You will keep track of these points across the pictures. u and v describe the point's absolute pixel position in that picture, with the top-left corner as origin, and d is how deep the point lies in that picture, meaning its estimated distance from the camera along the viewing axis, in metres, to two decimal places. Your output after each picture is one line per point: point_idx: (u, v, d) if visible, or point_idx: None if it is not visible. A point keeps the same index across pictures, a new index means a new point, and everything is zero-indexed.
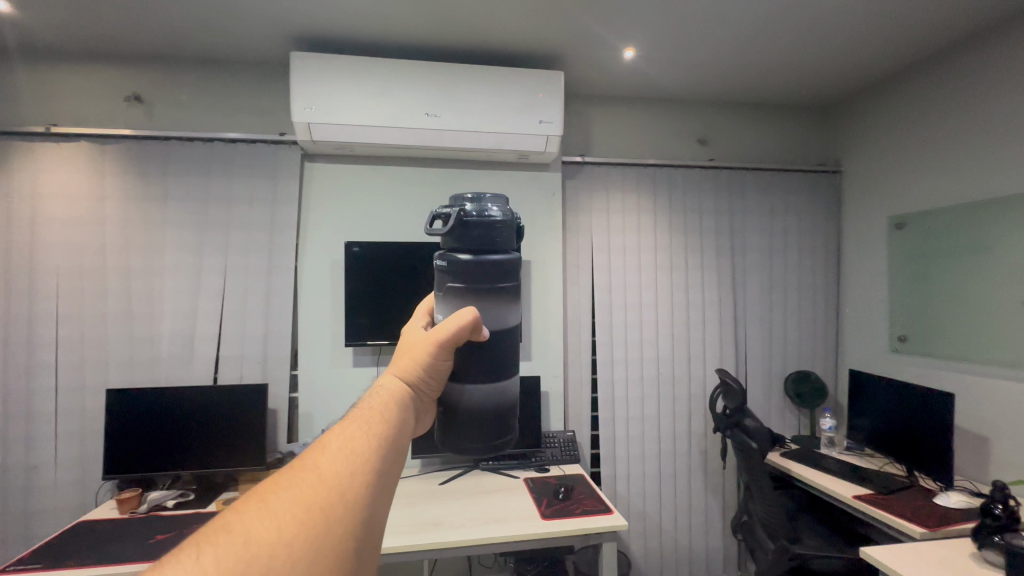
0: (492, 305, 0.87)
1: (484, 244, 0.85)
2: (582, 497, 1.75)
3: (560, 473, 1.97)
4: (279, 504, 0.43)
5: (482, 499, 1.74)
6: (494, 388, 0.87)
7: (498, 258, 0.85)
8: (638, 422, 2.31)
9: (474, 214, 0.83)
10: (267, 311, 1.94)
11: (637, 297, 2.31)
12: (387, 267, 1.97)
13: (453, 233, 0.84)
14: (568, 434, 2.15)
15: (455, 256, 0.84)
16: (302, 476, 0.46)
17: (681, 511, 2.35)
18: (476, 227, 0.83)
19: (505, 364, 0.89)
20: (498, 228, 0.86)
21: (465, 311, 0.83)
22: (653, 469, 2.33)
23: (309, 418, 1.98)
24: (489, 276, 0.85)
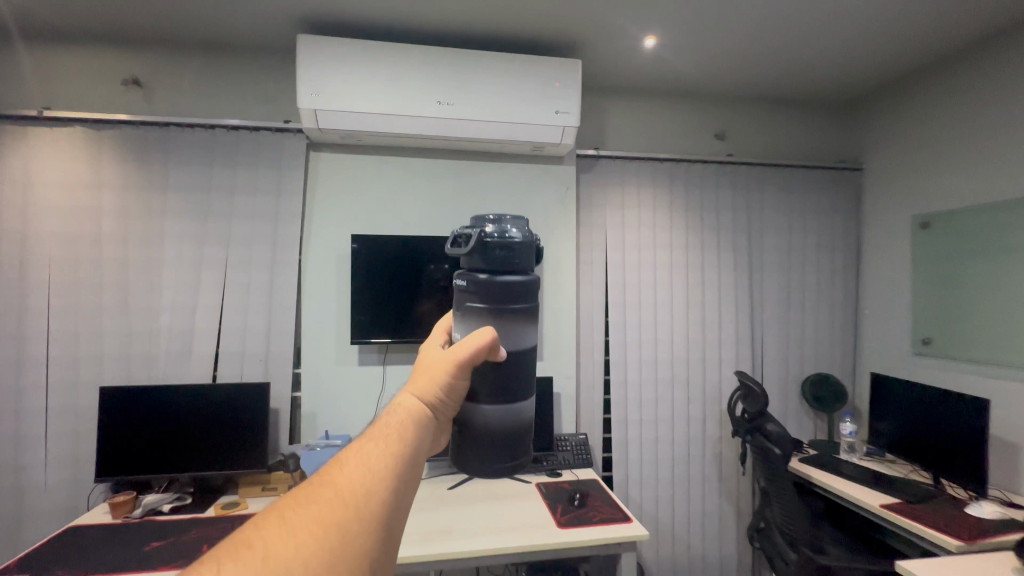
0: (514, 331, 0.67)
1: (510, 267, 0.67)
2: (598, 504, 1.67)
3: (573, 478, 1.90)
4: (273, 552, 0.35)
5: (493, 505, 1.67)
6: (511, 410, 0.67)
7: (527, 288, 0.67)
8: (651, 425, 2.24)
9: (501, 232, 0.67)
10: (270, 306, 1.86)
11: (653, 295, 2.24)
12: (392, 261, 1.89)
13: (474, 253, 0.67)
14: (580, 437, 2.08)
15: (473, 279, 0.66)
16: (303, 514, 0.38)
17: (695, 517, 2.27)
18: (502, 247, 0.66)
19: (522, 380, 0.69)
20: (527, 253, 0.68)
21: (483, 329, 0.66)
22: (667, 473, 2.25)
23: (312, 419, 1.90)
24: (511, 306, 0.66)
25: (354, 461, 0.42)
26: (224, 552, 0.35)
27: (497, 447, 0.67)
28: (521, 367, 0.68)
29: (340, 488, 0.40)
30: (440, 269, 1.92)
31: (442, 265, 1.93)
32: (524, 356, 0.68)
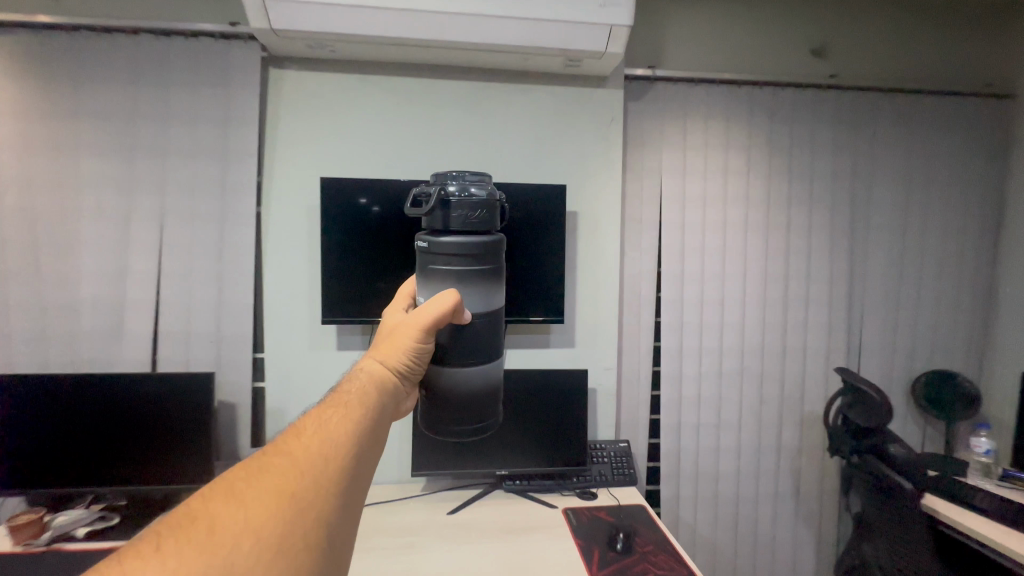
0: (481, 288, 0.70)
1: (471, 227, 0.69)
2: (650, 552, 1.21)
3: (611, 504, 1.44)
4: (234, 517, 0.42)
5: (504, 545, 1.24)
6: (479, 372, 0.70)
7: (488, 247, 0.69)
8: (711, 431, 1.75)
9: (463, 192, 0.68)
10: (220, 273, 1.44)
11: (719, 264, 1.71)
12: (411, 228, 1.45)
13: (437, 217, 0.68)
14: (621, 447, 1.61)
15: (439, 242, 0.68)
16: (262, 486, 0.44)
17: (762, 546, 1.79)
18: (465, 207, 0.68)
19: (489, 344, 0.71)
20: (490, 212, 0.70)
21: (448, 292, 0.67)
22: (728, 490, 1.77)
23: (279, 416, 1.50)
24: (477, 262, 0.69)
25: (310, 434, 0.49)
26: (191, 518, 0.42)
27: (470, 409, 0.69)
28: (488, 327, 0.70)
29: (294, 460, 0.46)
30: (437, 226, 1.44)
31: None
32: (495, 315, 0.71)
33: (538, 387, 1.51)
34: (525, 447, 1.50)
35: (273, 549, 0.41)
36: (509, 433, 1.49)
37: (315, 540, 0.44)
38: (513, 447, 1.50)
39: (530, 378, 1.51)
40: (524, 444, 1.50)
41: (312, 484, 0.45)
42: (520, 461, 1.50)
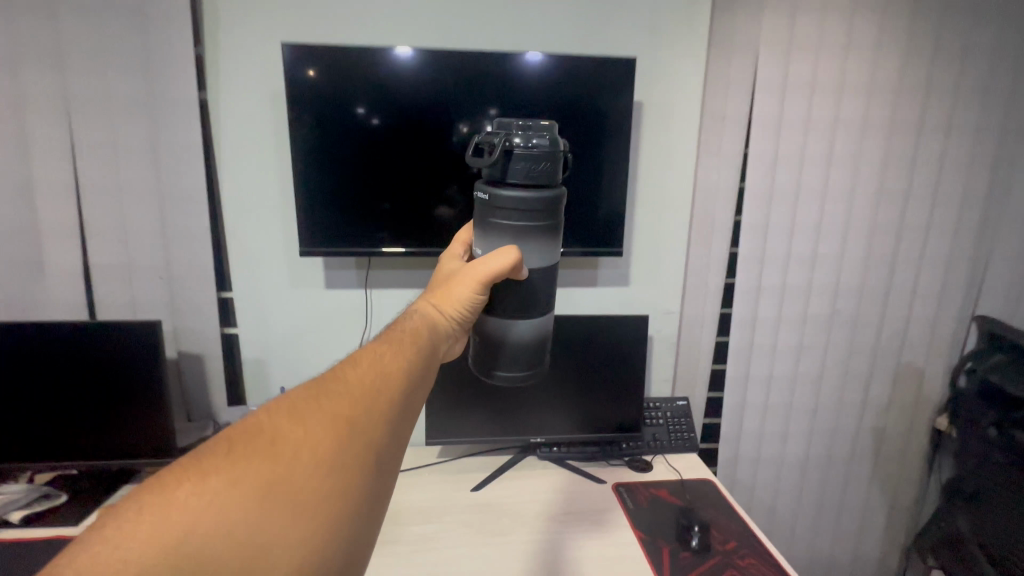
0: (541, 249, 0.53)
1: (534, 183, 0.51)
2: (734, 551, 0.94)
3: (672, 479, 1.17)
4: (280, 443, 0.38)
5: (546, 540, 0.98)
6: (516, 328, 0.55)
7: (551, 207, 0.51)
8: (786, 385, 1.44)
9: (533, 137, 0.51)
10: (161, 186, 1.07)
11: (820, 177, 1.30)
12: (430, 143, 1.07)
13: (496, 163, 0.51)
14: (680, 407, 1.32)
15: (496, 194, 0.51)
16: (312, 414, 0.40)
17: (829, 510, 1.56)
18: (534, 154, 0.51)
19: (534, 299, 0.54)
20: (555, 165, 0.52)
21: (507, 248, 0.51)
22: (798, 451, 1.50)
23: (261, 367, 1.22)
24: (541, 226, 0.52)
25: (367, 366, 0.44)
26: (243, 432, 0.39)
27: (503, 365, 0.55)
28: (544, 280, 0.54)
29: (346, 392, 0.42)
30: (464, 133, 1.07)
31: (462, 127, 1.06)
32: (554, 267, 0.54)
33: (584, 338, 1.19)
34: (566, 410, 1.22)
35: (311, 488, 0.37)
36: (548, 393, 1.20)
37: (354, 488, 0.38)
38: (552, 409, 1.21)
39: (574, 327, 1.19)
40: (566, 406, 1.22)
41: (361, 424, 0.40)
42: (560, 427, 1.22)
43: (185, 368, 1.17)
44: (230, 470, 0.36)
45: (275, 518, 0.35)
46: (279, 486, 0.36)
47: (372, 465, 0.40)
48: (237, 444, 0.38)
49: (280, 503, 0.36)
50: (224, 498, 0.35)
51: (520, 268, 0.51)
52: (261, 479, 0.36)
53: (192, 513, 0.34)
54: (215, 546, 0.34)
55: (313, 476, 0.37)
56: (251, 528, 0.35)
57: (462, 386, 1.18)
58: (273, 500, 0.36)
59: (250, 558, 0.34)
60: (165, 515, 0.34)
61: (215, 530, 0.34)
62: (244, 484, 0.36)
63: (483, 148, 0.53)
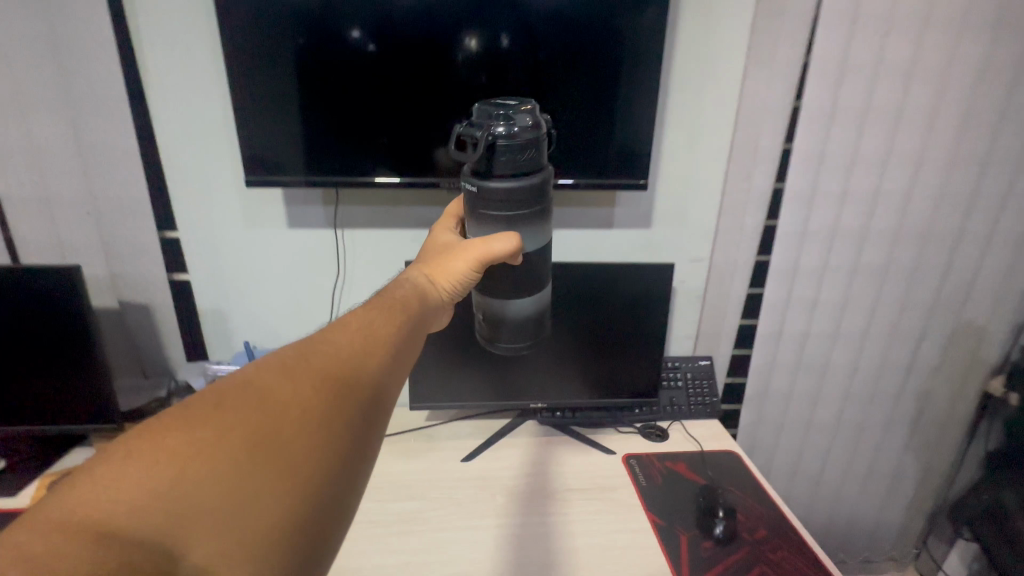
0: (534, 232, 0.51)
1: (522, 172, 0.48)
2: (765, 542, 0.81)
3: (691, 451, 1.03)
4: (275, 396, 0.39)
5: (543, 521, 0.85)
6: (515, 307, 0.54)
7: (541, 193, 0.49)
8: (823, 343, 1.26)
9: (515, 124, 0.47)
10: (73, 97, 0.86)
11: (897, 93, 1.03)
12: (434, 73, 0.85)
13: (479, 155, 0.47)
14: (701, 367, 1.16)
15: (484, 188, 0.48)
16: (308, 376, 0.41)
17: (854, 476, 1.43)
18: (519, 143, 0.47)
19: (531, 277, 0.53)
20: (541, 150, 0.48)
21: (506, 235, 0.49)
22: (829, 415, 1.35)
23: (221, 317, 1.07)
24: (530, 215, 0.50)
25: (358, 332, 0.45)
26: (230, 388, 0.39)
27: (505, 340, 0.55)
28: (542, 266, 0.53)
29: (338, 351, 0.43)
30: (473, 49, 0.84)
31: (469, 39, 0.83)
32: (547, 252, 0.54)
33: (595, 290, 1.01)
34: (571, 371, 1.06)
35: (307, 447, 0.38)
36: (550, 354, 1.04)
37: (347, 449, 0.40)
38: (555, 371, 1.06)
39: (583, 276, 1.00)
40: (571, 368, 1.06)
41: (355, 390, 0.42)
42: (564, 391, 1.07)
43: (132, 318, 1.02)
44: (226, 422, 0.37)
45: (272, 470, 0.36)
46: (276, 440, 0.37)
47: (364, 429, 0.41)
48: (226, 400, 0.38)
49: (278, 456, 0.37)
50: (220, 449, 0.36)
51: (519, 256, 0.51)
52: (259, 432, 0.37)
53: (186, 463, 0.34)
54: (213, 494, 0.34)
55: (309, 433, 0.38)
56: (247, 479, 0.35)
57: (451, 344, 1.02)
58: (270, 451, 0.37)
59: (245, 508, 0.35)
60: (154, 463, 0.34)
61: (213, 479, 0.34)
62: (242, 436, 0.36)
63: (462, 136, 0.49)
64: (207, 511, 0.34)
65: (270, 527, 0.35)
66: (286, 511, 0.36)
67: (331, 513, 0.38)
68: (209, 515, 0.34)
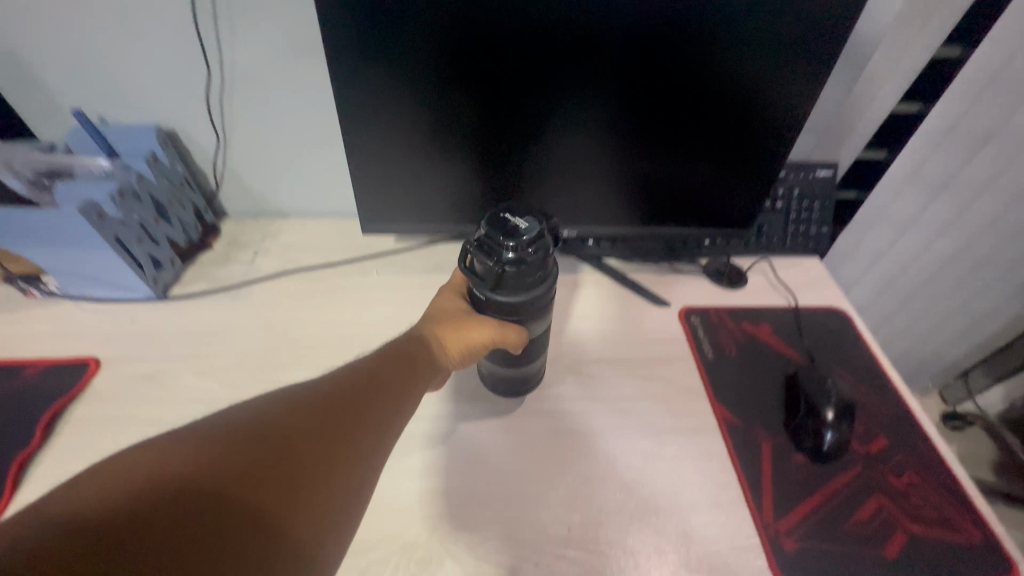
0: (536, 323, 0.51)
1: (528, 288, 0.47)
2: (884, 460, 0.55)
3: (780, 307, 0.71)
4: (296, 431, 0.34)
5: (560, 410, 0.59)
6: (514, 367, 0.56)
7: (544, 301, 0.49)
8: (1012, 150, 0.80)
9: (525, 245, 0.45)
10: None
11: None
12: None
13: (489, 272, 0.46)
14: (818, 181, 0.74)
15: (490, 298, 0.47)
16: (315, 401, 0.36)
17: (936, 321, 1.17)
18: (528, 268, 0.46)
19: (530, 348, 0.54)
20: (547, 265, 0.47)
21: (511, 329, 0.50)
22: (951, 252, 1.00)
23: (31, 59, 0.63)
24: (532, 317, 0.50)
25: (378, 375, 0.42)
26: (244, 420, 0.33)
27: (498, 391, 0.60)
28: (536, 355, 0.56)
29: (357, 394, 0.39)
30: None
31: None
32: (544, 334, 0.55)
33: (691, 47, 0.54)
34: (619, 189, 0.67)
35: (298, 476, 0.32)
36: (590, 161, 0.64)
37: (338, 489, 0.33)
38: (594, 188, 0.67)
39: (675, 14, 0.52)
40: (623, 179, 0.66)
41: (354, 429, 0.37)
42: (603, 216, 0.71)
43: None
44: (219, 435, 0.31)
45: (257, 495, 0.29)
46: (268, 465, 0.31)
47: (359, 469, 0.35)
48: (244, 427, 0.32)
49: (265, 482, 0.30)
50: (229, 474, 0.29)
51: (523, 344, 0.52)
52: (253, 452, 0.31)
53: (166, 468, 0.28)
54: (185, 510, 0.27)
55: (304, 460, 0.33)
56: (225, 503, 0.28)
57: (427, 131, 0.60)
58: (286, 482, 0.31)
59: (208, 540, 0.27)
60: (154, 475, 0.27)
61: (189, 490, 0.27)
62: (235, 450, 0.30)
63: (481, 250, 0.46)
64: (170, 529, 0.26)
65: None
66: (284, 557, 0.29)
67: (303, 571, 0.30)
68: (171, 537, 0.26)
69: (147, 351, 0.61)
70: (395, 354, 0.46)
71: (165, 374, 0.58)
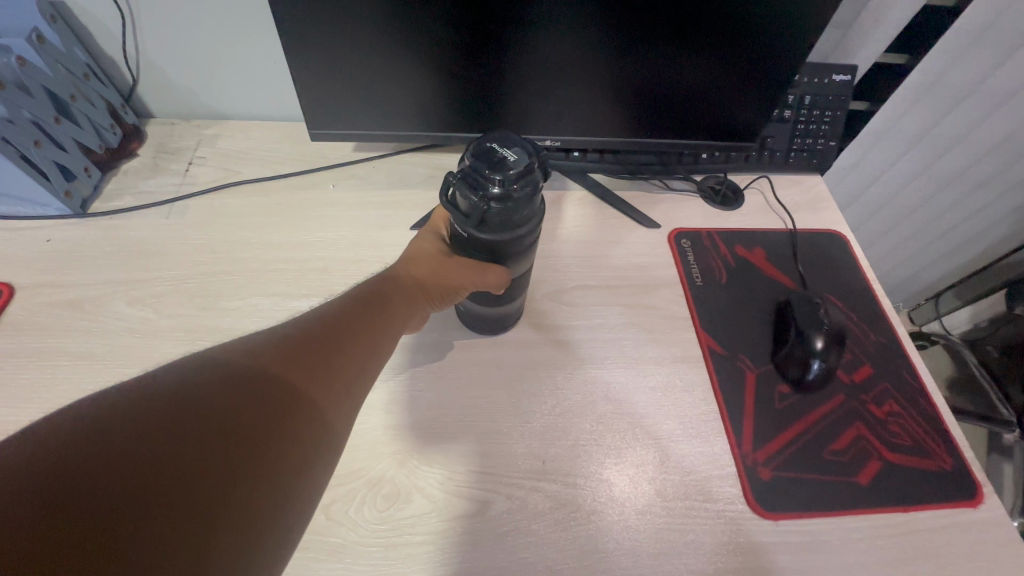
0: (519, 265, 0.44)
1: (514, 232, 0.39)
2: (873, 389, 0.54)
3: (777, 230, 0.66)
4: (254, 385, 0.28)
5: (536, 340, 0.55)
6: (492, 307, 0.50)
7: (531, 242, 0.42)
8: None
9: (513, 180, 0.36)
10: None
11: None
12: None
13: (469, 214, 0.38)
14: (834, 87, 0.66)
15: (470, 238, 0.40)
16: (260, 344, 0.31)
17: (927, 253, 1.13)
18: (516, 209, 0.37)
19: (509, 290, 0.48)
20: (537, 203, 0.39)
21: (493, 272, 0.43)
22: (957, 181, 0.94)
23: None
24: (516, 257, 0.42)
25: (346, 321, 0.36)
26: (190, 375, 0.26)
27: (475, 329, 0.55)
28: (517, 295, 0.50)
29: (321, 343, 0.33)
30: None
31: None
32: (525, 274, 0.48)
33: None
34: (614, 91, 0.58)
35: (246, 428, 0.26)
36: (585, 56, 0.54)
37: (296, 442, 0.28)
38: (586, 88, 0.57)
39: None
40: (624, 81, 0.57)
41: (313, 373, 0.31)
42: (594, 123, 0.61)
43: None
44: (148, 384, 0.25)
45: (195, 453, 0.24)
46: (202, 412, 0.25)
47: (321, 428, 0.30)
48: (190, 384, 0.26)
49: (203, 433, 0.24)
50: (174, 439, 0.23)
51: (505, 285, 0.45)
52: (188, 402, 0.25)
53: (65, 424, 0.22)
54: (93, 469, 0.21)
55: (252, 414, 0.27)
56: (175, 470, 0.23)
57: (384, 12, 0.49)
58: (245, 440, 0.25)
59: (126, 509, 0.21)
60: (84, 449, 0.22)
61: (112, 468, 0.22)
62: (168, 400, 0.25)
63: (461, 186, 0.37)
64: (81, 497, 0.21)
65: (157, 546, 0.21)
66: (248, 527, 0.24)
67: (260, 544, 0.24)
68: (85, 516, 0.20)
69: (70, 276, 0.53)
70: (360, 293, 0.40)
71: (92, 302, 0.52)
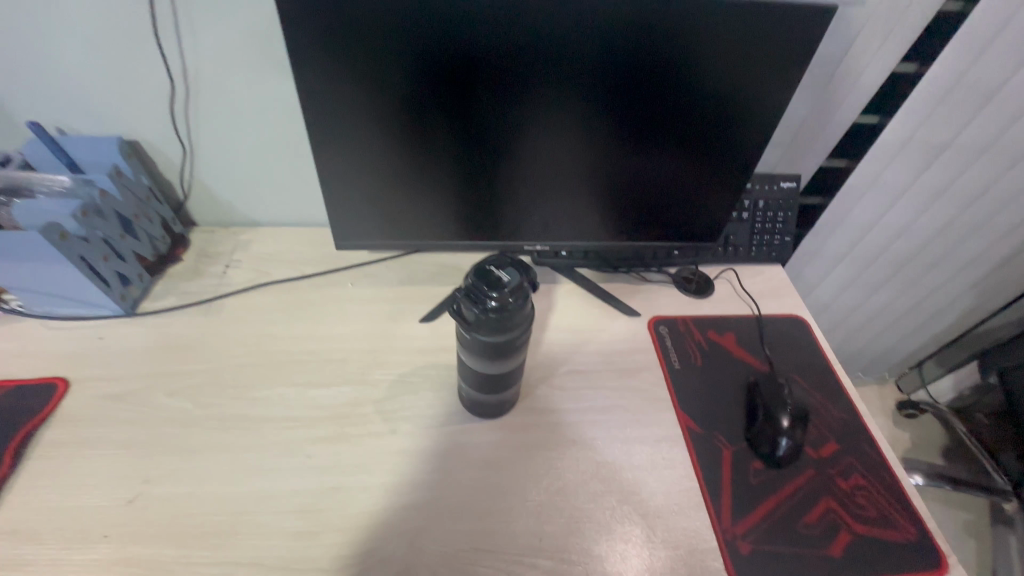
0: (515, 360, 0.51)
1: (509, 334, 0.47)
2: (838, 464, 0.59)
3: (744, 315, 0.74)
4: None
5: (531, 423, 0.61)
6: (492, 394, 0.56)
7: (523, 341, 0.49)
8: (962, 161, 0.84)
9: (508, 293, 0.45)
10: None
11: None
12: None
13: (472, 320, 0.45)
14: (782, 193, 0.77)
15: (471, 339, 0.47)
16: None
17: (900, 326, 1.20)
18: (510, 316, 0.45)
19: (507, 379, 0.54)
20: (527, 309, 0.47)
21: (493, 365, 0.50)
22: (912, 262, 1.03)
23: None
24: (511, 353, 0.49)
25: None
26: None
27: (476, 414, 0.61)
28: (513, 383, 0.56)
29: None
30: None
31: None
32: (520, 365, 0.54)
33: (667, 73, 0.56)
34: (593, 201, 0.68)
35: None
36: (567, 176, 0.65)
37: None
38: (569, 200, 0.68)
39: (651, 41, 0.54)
40: (601, 194, 0.68)
41: None
42: (578, 229, 0.72)
43: None
44: None
45: None
46: None
47: None
48: None
49: None
50: None
51: (503, 374, 0.52)
52: None
53: None
54: None
55: None
56: None
57: (404, 149, 0.61)
58: None
59: None
60: None
61: None
62: None
63: (466, 300, 0.45)
64: None
65: None
66: None
67: None
68: None
69: (118, 370, 0.60)
70: None
71: (136, 395, 0.58)
